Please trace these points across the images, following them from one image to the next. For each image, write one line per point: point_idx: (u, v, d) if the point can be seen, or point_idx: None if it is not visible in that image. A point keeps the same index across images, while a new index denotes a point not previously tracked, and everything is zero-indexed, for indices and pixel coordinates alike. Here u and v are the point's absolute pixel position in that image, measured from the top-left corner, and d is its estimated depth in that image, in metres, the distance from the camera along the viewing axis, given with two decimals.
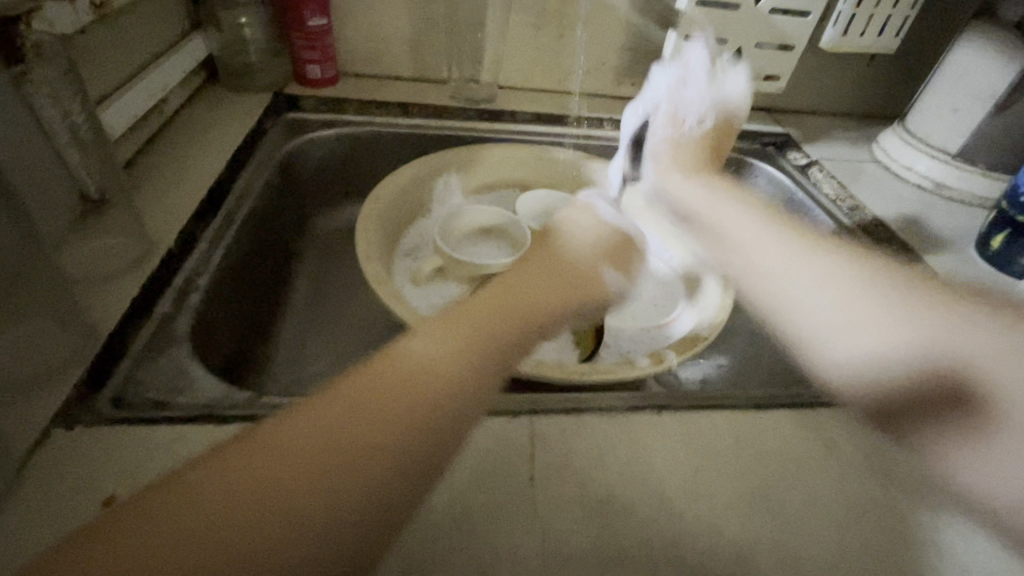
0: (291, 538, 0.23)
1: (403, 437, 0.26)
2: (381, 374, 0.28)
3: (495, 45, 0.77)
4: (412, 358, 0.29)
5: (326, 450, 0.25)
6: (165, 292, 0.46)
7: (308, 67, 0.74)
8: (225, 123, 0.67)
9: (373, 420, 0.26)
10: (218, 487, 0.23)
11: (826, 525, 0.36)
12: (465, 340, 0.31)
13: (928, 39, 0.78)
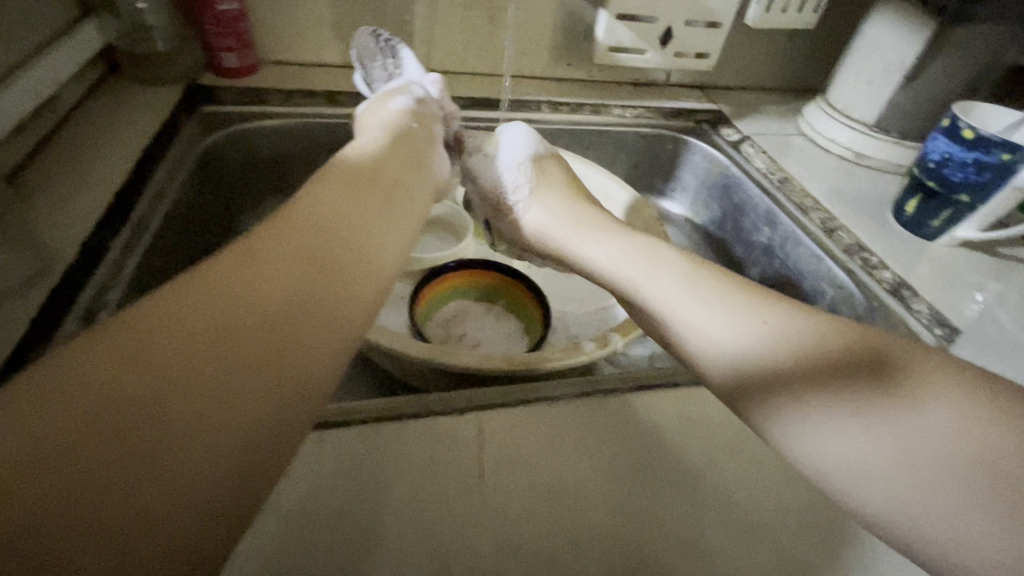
0: (209, 422, 0.22)
1: (309, 297, 0.27)
2: (279, 240, 0.28)
3: (426, 27, 0.74)
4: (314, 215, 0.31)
5: (225, 325, 0.24)
6: (72, 314, 0.41)
7: (223, 55, 0.68)
8: (130, 119, 0.61)
9: (275, 288, 0.26)
10: (106, 377, 0.21)
11: (769, 490, 0.38)
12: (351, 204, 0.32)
13: (842, 16, 0.82)
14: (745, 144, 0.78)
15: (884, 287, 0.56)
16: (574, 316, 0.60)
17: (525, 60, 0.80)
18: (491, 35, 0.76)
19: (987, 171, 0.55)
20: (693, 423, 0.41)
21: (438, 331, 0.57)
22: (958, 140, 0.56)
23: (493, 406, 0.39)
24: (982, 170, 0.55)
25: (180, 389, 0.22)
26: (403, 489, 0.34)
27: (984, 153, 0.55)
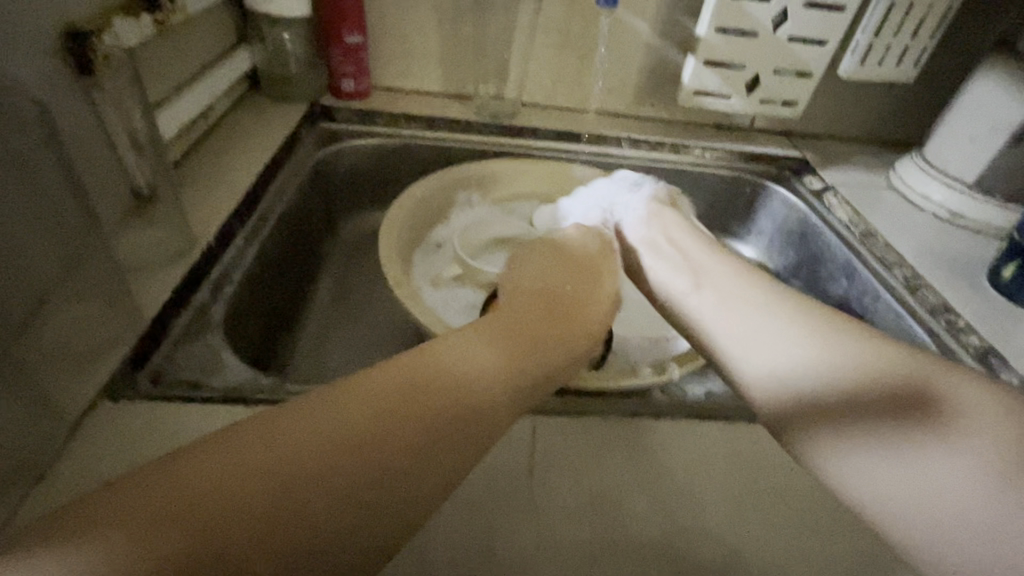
0: (301, 526, 0.24)
1: (314, 518, 0.25)
2: (286, 436, 0.26)
3: (520, 64, 0.81)
4: (332, 413, 0.28)
5: (271, 474, 0.25)
6: (185, 312, 0.46)
7: (343, 81, 0.78)
8: (263, 132, 0.70)
9: (284, 500, 0.25)
10: (218, 469, 0.24)
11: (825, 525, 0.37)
12: (377, 419, 0.28)
13: (940, 78, 0.79)
14: (828, 194, 0.75)
15: (971, 353, 0.53)
16: (636, 340, 0.61)
17: (609, 97, 0.84)
18: (581, 74, 0.82)
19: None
20: (738, 453, 0.40)
21: None
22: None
23: (548, 410, 0.41)
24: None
25: (228, 516, 0.23)
26: (454, 475, 0.36)
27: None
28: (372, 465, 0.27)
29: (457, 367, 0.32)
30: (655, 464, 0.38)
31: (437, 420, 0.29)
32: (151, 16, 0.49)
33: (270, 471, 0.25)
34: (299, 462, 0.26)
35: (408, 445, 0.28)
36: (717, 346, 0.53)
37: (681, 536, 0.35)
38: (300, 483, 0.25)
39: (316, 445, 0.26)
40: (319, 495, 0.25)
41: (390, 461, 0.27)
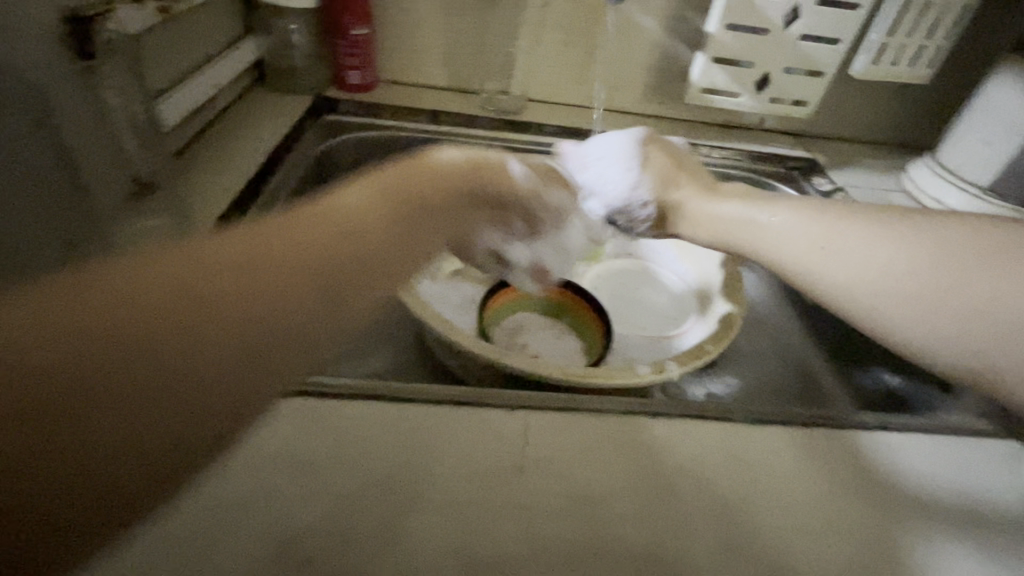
0: (167, 391, 0.22)
1: (169, 393, 0.22)
2: (190, 264, 0.24)
3: (526, 59, 0.80)
4: (207, 253, 0.25)
5: (117, 339, 0.21)
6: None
7: (349, 73, 0.78)
8: (267, 123, 0.70)
9: (156, 358, 0.22)
10: (209, 267, 0.25)
11: (824, 531, 0.36)
12: (185, 290, 0.24)
13: (955, 80, 0.77)
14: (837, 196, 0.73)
15: None
16: (636, 340, 0.60)
17: (617, 94, 0.83)
18: (587, 70, 0.81)
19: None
20: (734, 456, 0.39)
21: (502, 336, 0.58)
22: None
23: (543, 407, 0.40)
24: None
25: (146, 361, 0.22)
26: (444, 470, 0.36)
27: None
28: (303, 293, 0.27)
29: (357, 209, 0.33)
30: (649, 463, 0.38)
31: (343, 267, 0.29)
32: (155, 3, 0.49)
33: (165, 296, 0.23)
34: (317, 314, 0.27)
35: (328, 279, 0.28)
36: (718, 347, 0.52)
37: (673, 538, 0.34)
38: (244, 315, 0.24)
39: (125, 330, 0.22)
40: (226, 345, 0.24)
41: (323, 264, 0.28)
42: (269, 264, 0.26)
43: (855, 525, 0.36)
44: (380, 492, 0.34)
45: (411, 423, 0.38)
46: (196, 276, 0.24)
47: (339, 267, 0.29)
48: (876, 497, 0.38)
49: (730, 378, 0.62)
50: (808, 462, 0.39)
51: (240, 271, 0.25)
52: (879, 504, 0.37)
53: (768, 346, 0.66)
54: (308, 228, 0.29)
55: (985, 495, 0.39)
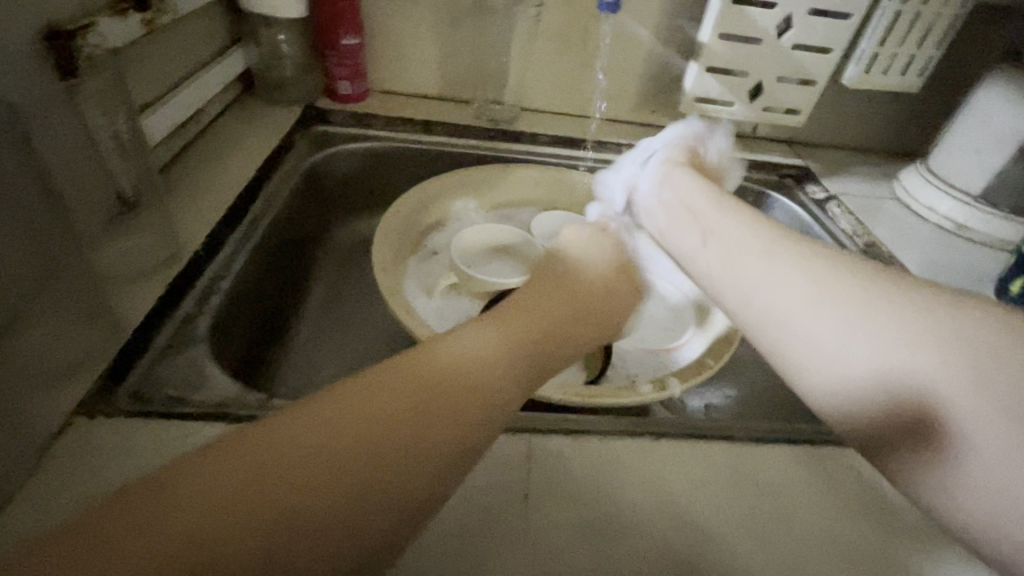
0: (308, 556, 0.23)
1: (315, 558, 0.23)
2: (325, 414, 0.27)
3: (519, 68, 0.79)
4: (337, 402, 0.27)
5: (264, 503, 0.23)
6: (168, 323, 0.44)
7: (339, 84, 0.76)
8: (256, 136, 0.69)
9: (301, 520, 0.23)
10: (337, 419, 0.27)
11: (835, 553, 0.35)
12: (323, 448, 0.25)
13: (945, 88, 0.78)
14: (831, 204, 0.73)
15: None
16: (635, 354, 0.60)
17: (610, 103, 0.83)
18: (581, 79, 0.80)
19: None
20: (740, 477, 0.38)
21: None
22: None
23: (545, 431, 0.39)
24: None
25: (287, 525, 0.23)
26: (446, 498, 0.35)
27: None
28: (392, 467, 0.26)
29: (471, 344, 0.33)
30: (656, 486, 0.37)
31: (454, 398, 0.29)
32: (140, 16, 0.47)
33: (301, 469, 0.24)
34: (438, 455, 0.27)
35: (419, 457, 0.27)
36: (719, 362, 0.51)
37: (682, 564, 0.33)
38: (356, 495, 0.25)
39: (274, 495, 0.24)
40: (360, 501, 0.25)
41: (438, 400, 0.29)
42: (392, 411, 0.28)
43: (865, 547, 0.35)
44: None
45: None
46: (330, 429, 0.26)
47: (429, 436, 0.28)
48: (883, 515, 0.37)
49: (728, 389, 0.62)
50: (815, 480, 0.39)
51: (363, 421, 0.27)
52: (887, 523, 0.37)
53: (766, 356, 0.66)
54: (425, 368, 0.30)
55: None
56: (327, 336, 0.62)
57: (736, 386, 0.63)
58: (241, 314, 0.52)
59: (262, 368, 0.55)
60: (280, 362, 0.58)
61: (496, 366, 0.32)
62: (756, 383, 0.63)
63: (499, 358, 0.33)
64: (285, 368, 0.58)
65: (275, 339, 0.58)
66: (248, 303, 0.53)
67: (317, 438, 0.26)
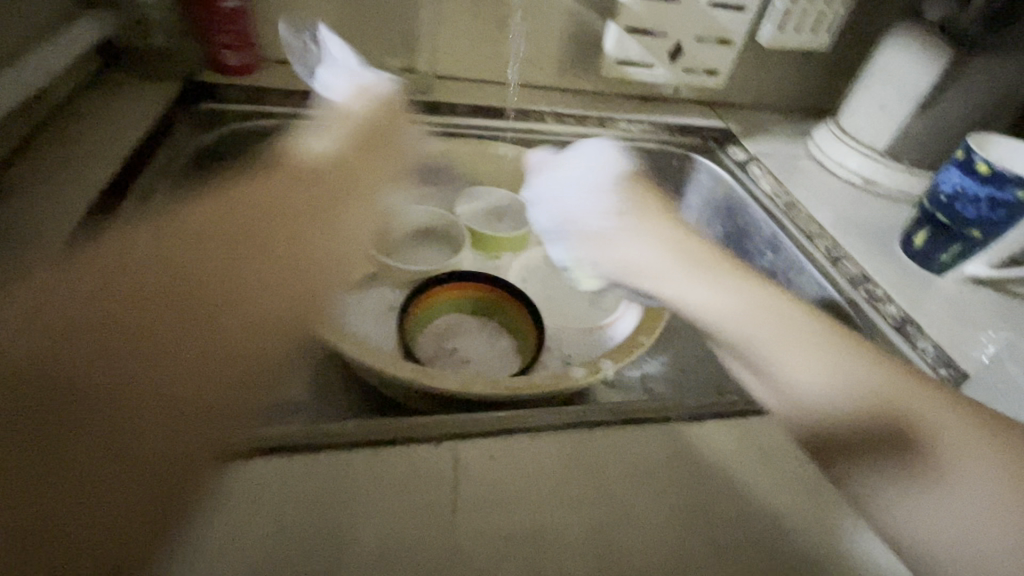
0: (239, 320, 0.32)
1: (246, 320, 0.32)
2: (125, 245, 0.34)
3: (430, 32, 0.73)
4: (139, 236, 0.35)
5: (168, 287, 0.31)
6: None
7: (223, 53, 0.67)
8: (125, 118, 0.59)
9: (183, 311, 0.31)
10: (150, 246, 0.34)
11: (765, 526, 0.35)
12: (175, 251, 0.34)
13: (853, 44, 0.80)
14: (752, 165, 0.74)
15: (889, 323, 0.54)
16: (570, 334, 0.58)
17: (531, 68, 0.79)
18: (498, 43, 0.75)
19: (957, 197, 0.54)
20: (674, 458, 0.38)
21: (428, 345, 0.54)
22: (975, 175, 0.53)
23: (473, 434, 0.36)
24: (966, 207, 0.54)
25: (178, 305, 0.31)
26: (367, 520, 0.32)
27: (960, 169, 0.54)
28: (256, 300, 0.34)
29: (289, 180, 0.45)
30: (591, 481, 0.35)
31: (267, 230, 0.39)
32: None
33: (157, 275, 0.32)
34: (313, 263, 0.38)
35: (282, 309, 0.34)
36: (652, 338, 0.50)
37: (618, 561, 0.32)
38: (249, 290, 0.34)
39: (153, 287, 0.31)
40: (253, 279, 0.34)
41: (225, 220, 0.38)
42: (195, 236, 0.36)
43: (795, 514, 0.36)
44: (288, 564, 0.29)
45: (326, 468, 0.34)
46: (134, 252, 0.33)
47: (217, 288, 0.33)
48: (808, 482, 0.38)
49: (661, 358, 0.62)
50: (743, 451, 0.39)
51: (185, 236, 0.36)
52: (812, 490, 0.37)
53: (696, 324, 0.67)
54: (211, 205, 0.39)
55: None
56: None
57: (670, 354, 0.63)
58: None
59: None
60: None
61: (264, 232, 0.38)
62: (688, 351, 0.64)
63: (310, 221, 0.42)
64: None
65: None
66: None
67: (172, 245, 0.34)
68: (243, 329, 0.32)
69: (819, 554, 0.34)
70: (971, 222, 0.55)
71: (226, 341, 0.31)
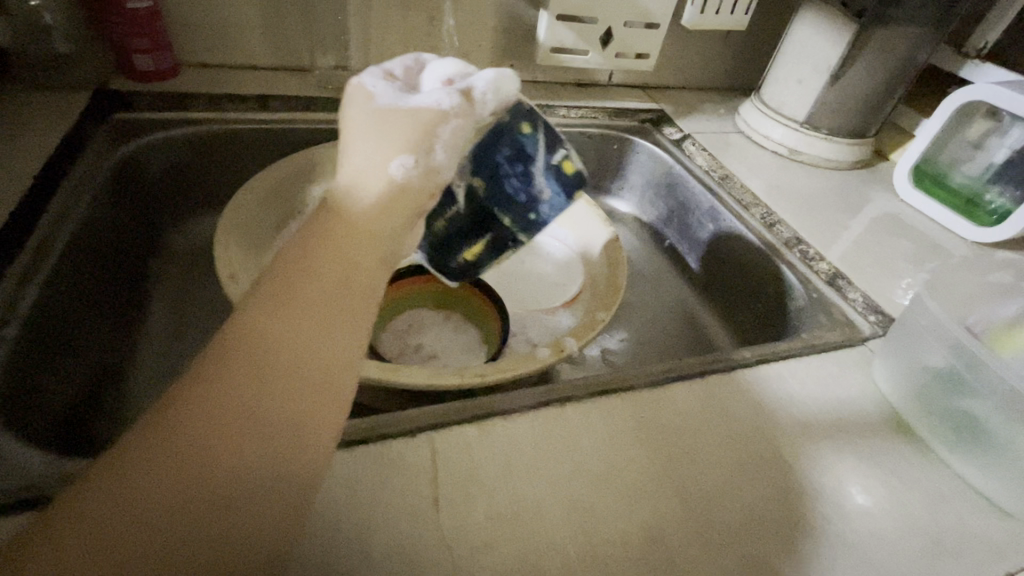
0: (255, 493, 0.24)
1: (270, 470, 0.24)
2: (169, 426, 0.23)
3: (359, 27, 0.71)
4: (207, 385, 0.24)
5: (153, 513, 0.22)
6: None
7: (137, 58, 0.63)
8: (27, 131, 0.54)
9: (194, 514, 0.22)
10: (124, 479, 0.22)
11: (738, 478, 0.37)
12: (166, 462, 0.23)
13: (768, 22, 0.84)
14: (687, 142, 0.77)
15: (821, 278, 0.57)
16: (532, 320, 0.59)
17: (467, 60, 0.78)
18: (430, 35, 0.74)
19: (468, 160, 0.44)
20: (644, 423, 0.39)
21: (392, 343, 0.53)
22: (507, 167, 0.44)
23: (449, 423, 0.36)
24: (484, 200, 0.45)
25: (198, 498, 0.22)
26: (349, 521, 0.31)
27: (545, 171, 0.43)
28: (264, 427, 0.25)
29: (341, 249, 0.29)
30: (565, 454, 0.36)
31: (243, 381, 0.25)
32: None
33: (135, 514, 0.21)
34: (280, 393, 0.25)
35: (222, 423, 0.24)
36: (610, 313, 0.51)
37: (604, 525, 0.33)
38: (238, 473, 0.23)
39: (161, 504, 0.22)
40: (271, 409, 0.25)
41: (161, 448, 0.23)
42: (175, 425, 0.23)
43: (761, 462, 0.38)
44: None
45: None
46: (107, 499, 0.22)
47: (230, 403, 0.24)
48: (767, 434, 0.40)
49: (621, 334, 0.64)
50: (707, 411, 0.41)
51: (184, 429, 0.23)
52: (771, 440, 0.40)
53: (649, 300, 0.70)
54: (204, 374, 0.25)
55: (837, 404, 0.43)
56: (180, 362, 0.53)
57: (626, 328, 0.65)
58: (46, 367, 0.41)
59: (93, 420, 0.45)
60: (126, 408, 0.48)
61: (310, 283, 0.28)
62: (644, 324, 0.67)
63: (305, 260, 0.28)
64: (134, 411, 0.48)
65: (110, 382, 0.48)
66: (53, 352, 0.43)
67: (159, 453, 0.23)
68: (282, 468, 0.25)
69: (785, 497, 0.37)
70: (543, 191, 0.43)
71: (254, 498, 0.24)
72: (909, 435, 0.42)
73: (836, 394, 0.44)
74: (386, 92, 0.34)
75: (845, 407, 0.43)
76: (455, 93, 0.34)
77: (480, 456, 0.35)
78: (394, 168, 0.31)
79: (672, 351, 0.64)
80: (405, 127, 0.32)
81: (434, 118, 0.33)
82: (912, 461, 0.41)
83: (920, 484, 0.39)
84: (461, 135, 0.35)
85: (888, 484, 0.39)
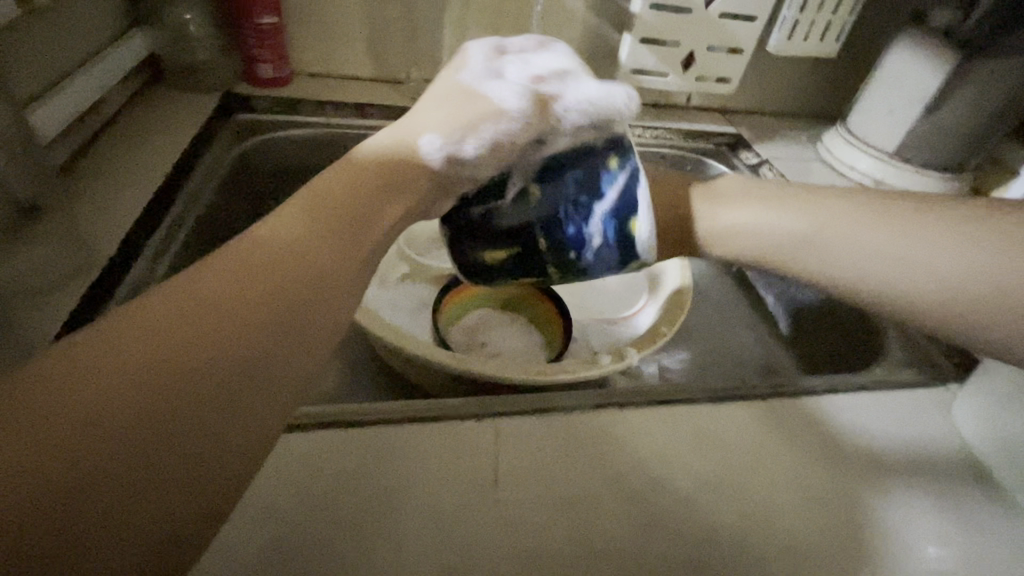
0: (234, 399, 0.22)
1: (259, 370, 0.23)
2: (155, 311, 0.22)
3: (453, 45, 0.77)
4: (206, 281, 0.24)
5: (130, 395, 0.20)
6: None
7: (260, 67, 0.71)
8: (169, 126, 0.63)
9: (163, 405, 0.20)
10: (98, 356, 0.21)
11: (796, 500, 0.37)
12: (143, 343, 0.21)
13: (859, 51, 0.82)
14: (764, 168, 0.76)
15: None
16: (594, 328, 0.60)
17: None
18: None
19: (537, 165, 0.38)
20: (701, 435, 0.40)
21: (460, 338, 0.56)
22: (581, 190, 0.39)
23: (513, 413, 0.39)
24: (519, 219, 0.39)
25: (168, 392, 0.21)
26: (418, 490, 0.34)
27: (603, 218, 0.39)
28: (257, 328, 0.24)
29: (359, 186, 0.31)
30: (620, 455, 0.38)
31: (248, 278, 0.25)
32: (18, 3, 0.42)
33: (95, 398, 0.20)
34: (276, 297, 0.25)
35: (217, 324, 0.23)
36: (673, 329, 0.52)
37: (655, 528, 0.34)
38: (217, 369, 0.22)
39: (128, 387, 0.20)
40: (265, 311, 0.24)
41: (146, 331, 0.22)
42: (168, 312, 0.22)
43: (821, 487, 0.38)
44: (352, 522, 0.33)
45: (379, 442, 0.36)
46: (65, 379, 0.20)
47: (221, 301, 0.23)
48: (830, 461, 0.39)
49: (681, 353, 0.65)
50: (767, 432, 0.41)
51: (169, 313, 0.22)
52: (833, 468, 0.39)
53: (713, 322, 0.70)
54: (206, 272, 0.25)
55: (910, 442, 0.42)
56: None
57: (687, 348, 0.65)
58: None
59: None
60: None
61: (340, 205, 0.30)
62: (706, 346, 0.66)
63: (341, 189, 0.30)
64: None
65: None
66: None
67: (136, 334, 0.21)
68: (273, 375, 0.24)
69: (845, 525, 0.36)
70: (594, 237, 0.40)
71: (235, 404, 0.22)
72: (988, 480, 0.40)
73: (910, 431, 0.42)
74: (474, 70, 0.39)
75: (918, 445, 0.41)
76: (524, 95, 0.37)
77: (540, 447, 0.37)
78: (422, 146, 0.35)
79: (733, 375, 0.63)
80: (460, 109, 0.37)
81: (485, 114, 0.37)
82: (991, 509, 0.38)
83: (999, 534, 0.37)
84: (502, 139, 0.37)
85: (962, 530, 0.37)
